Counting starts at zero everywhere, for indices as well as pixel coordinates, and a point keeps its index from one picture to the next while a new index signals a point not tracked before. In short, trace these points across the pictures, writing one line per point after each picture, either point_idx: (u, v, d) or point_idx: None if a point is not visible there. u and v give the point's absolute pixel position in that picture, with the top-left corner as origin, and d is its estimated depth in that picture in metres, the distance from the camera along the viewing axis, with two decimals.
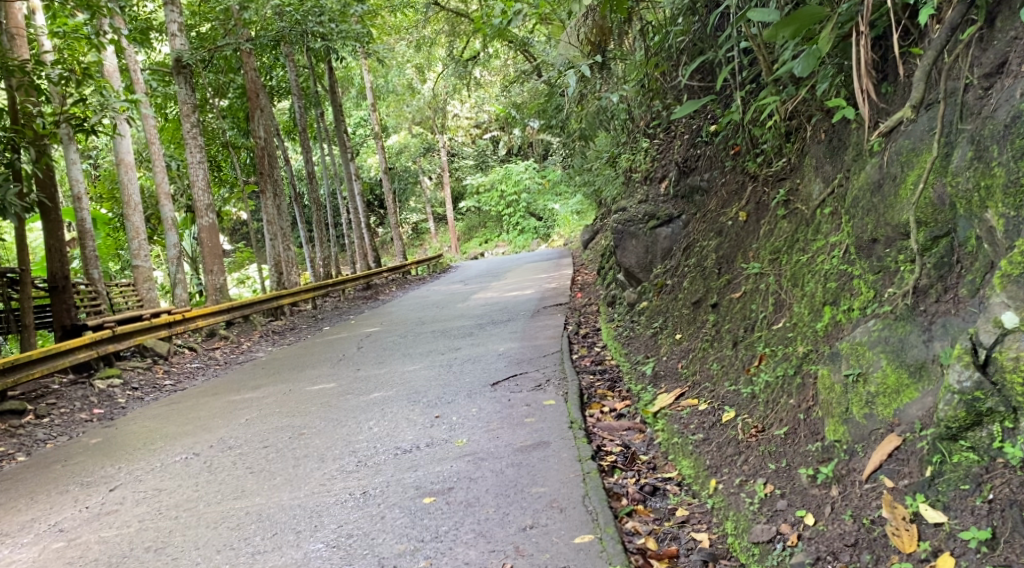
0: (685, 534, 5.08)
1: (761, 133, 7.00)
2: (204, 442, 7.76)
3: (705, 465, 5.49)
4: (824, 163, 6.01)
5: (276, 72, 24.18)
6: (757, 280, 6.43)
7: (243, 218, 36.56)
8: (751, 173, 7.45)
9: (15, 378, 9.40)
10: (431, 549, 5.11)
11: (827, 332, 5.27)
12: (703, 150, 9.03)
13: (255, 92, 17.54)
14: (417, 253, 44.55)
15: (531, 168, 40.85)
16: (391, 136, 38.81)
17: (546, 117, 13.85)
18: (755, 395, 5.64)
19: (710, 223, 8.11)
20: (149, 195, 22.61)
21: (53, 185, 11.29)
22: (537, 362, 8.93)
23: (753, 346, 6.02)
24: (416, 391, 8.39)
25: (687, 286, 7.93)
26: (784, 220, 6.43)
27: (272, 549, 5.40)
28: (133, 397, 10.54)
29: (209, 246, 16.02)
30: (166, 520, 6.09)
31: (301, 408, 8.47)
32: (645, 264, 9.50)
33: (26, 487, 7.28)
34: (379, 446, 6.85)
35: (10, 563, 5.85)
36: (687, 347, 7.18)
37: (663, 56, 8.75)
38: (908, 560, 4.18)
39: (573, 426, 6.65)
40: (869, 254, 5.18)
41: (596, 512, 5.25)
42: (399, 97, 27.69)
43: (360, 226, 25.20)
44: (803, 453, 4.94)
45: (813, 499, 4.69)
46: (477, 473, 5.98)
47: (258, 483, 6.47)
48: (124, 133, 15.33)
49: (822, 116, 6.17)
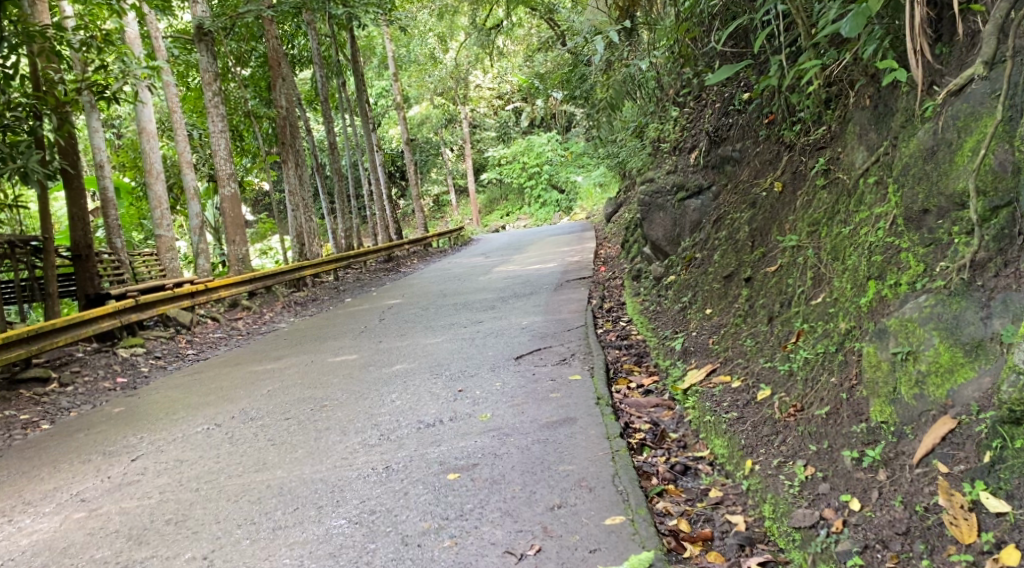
0: (720, 517, 4.90)
1: (800, 100, 6.76)
2: (226, 413, 7.65)
3: (739, 444, 5.30)
4: (868, 130, 5.79)
5: (298, 41, 24.00)
6: (794, 254, 6.19)
7: (265, 189, 36.54)
8: (787, 142, 7.20)
9: (38, 346, 9.30)
10: (456, 528, 4.94)
11: (871, 308, 5.04)
12: (735, 120, 8.77)
13: (277, 61, 17.35)
14: (439, 225, 44.45)
15: (553, 139, 40.47)
16: (413, 107, 38.56)
17: (570, 87, 13.57)
18: (792, 372, 5.43)
19: (743, 195, 7.88)
20: (171, 164, 22.56)
21: (75, 153, 11.10)
22: (561, 336, 8.75)
23: (790, 322, 5.80)
24: (439, 364, 8.24)
25: (718, 259, 7.70)
26: (823, 190, 6.19)
27: (293, 524, 5.26)
28: (156, 366, 10.46)
29: (231, 215, 15.90)
30: (186, 492, 5.98)
31: (322, 380, 8.34)
32: (673, 237, 9.28)
33: (50, 455, 7.20)
34: (402, 420, 6.70)
35: (31, 532, 5.75)
36: (718, 322, 6.96)
37: (695, 21, 8.43)
38: (968, 553, 3.97)
39: (601, 402, 6.47)
40: (919, 225, 4.94)
41: (627, 492, 5.07)
42: (421, 67, 27.41)
43: (382, 198, 25.06)
44: (846, 435, 4.73)
45: (858, 484, 4.50)
46: (503, 450, 5.81)
47: (280, 456, 6.34)
48: (146, 101, 15.16)
49: (867, 81, 5.93)
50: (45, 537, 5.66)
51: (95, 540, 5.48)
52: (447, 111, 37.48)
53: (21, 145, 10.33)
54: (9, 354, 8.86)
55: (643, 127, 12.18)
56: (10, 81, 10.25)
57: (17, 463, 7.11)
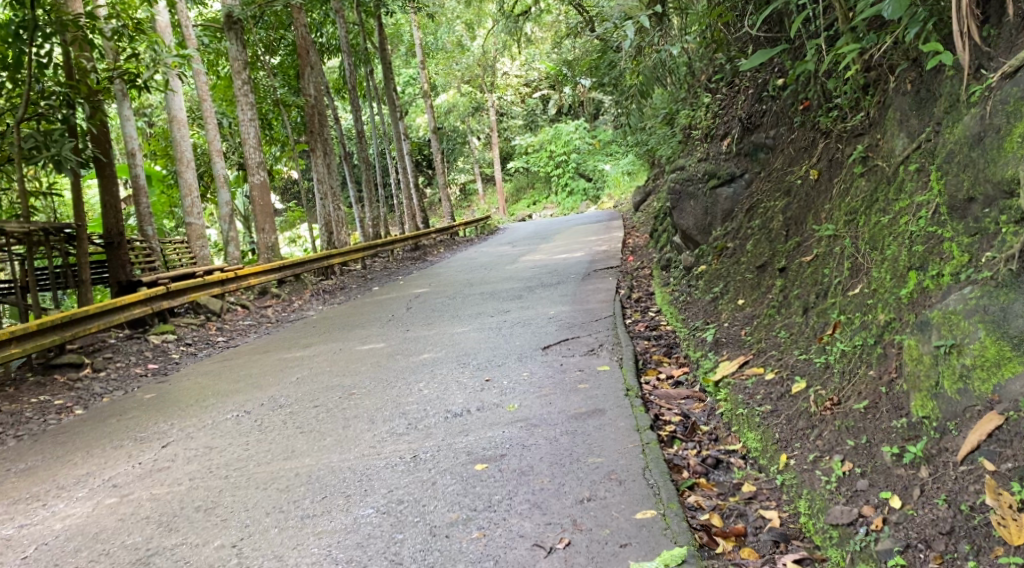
0: (753, 512, 4.80)
1: (836, 86, 6.63)
2: (256, 400, 7.63)
3: (774, 438, 5.19)
4: (909, 116, 5.67)
5: (327, 29, 23.97)
6: (831, 243, 6.05)
7: (294, 177, 36.64)
8: (823, 129, 7.05)
9: (72, 332, 9.34)
10: (485, 520, 4.87)
11: (912, 299, 4.89)
12: (768, 106, 8.63)
13: (306, 49, 17.32)
14: (465, 214, 44.38)
15: (581, 128, 40.17)
16: (440, 96, 38.45)
17: (599, 75, 13.43)
18: (829, 365, 5.31)
19: (776, 183, 7.76)
20: (202, 152, 22.67)
21: (108, 141, 11.21)
22: (589, 326, 8.64)
23: (826, 314, 5.67)
24: (467, 353, 8.17)
25: (750, 248, 7.56)
26: (861, 178, 6.05)
27: (321, 513, 5.21)
28: (187, 353, 10.48)
29: (261, 203, 15.93)
30: (215, 479, 5.95)
31: (350, 368, 8.30)
32: (703, 227, 9.11)
33: (82, 440, 7.21)
34: (430, 409, 6.64)
35: (64, 517, 5.75)
36: (751, 313, 6.83)
37: (728, 5, 8.36)
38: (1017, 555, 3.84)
39: (630, 393, 6.37)
40: (963, 214, 4.81)
41: (658, 486, 4.98)
42: (449, 55, 27.32)
43: (410, 186, 25.00)
44: (886, 430, 4.61)
45: (899, 481, 4.38)
46: (531, 441, 5.73)
47: (309, 444, 6.30)
48: (177, 89, 15.18)
49: (909, 64, 5.82)
50: (78, 522, 5.66)
51: (127, 526, 5.47)
52: (474, 99, 37.34)
53: (55, 133, 10.39)
54: (44, 340, 8.90)
55: (674, 114, 12.04)
56: (44, 70, 10.30)
57: (51, 448, 7.13)
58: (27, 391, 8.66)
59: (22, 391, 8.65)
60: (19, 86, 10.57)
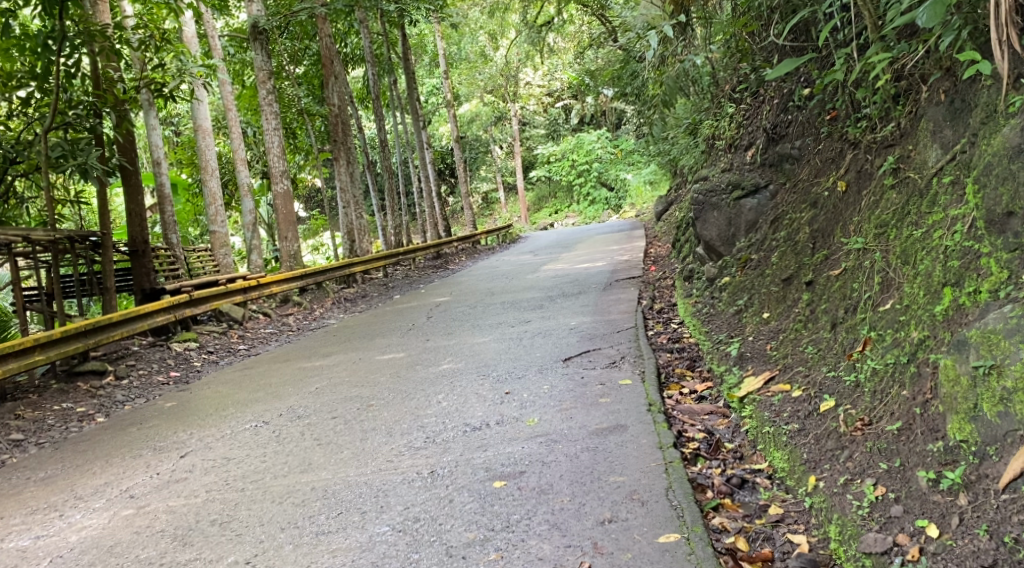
0: (780, 536, 4.65)
1: (866, 96, 6.51)
2: (274, 410, 7.54)
3: (801, 459, 5.03)
4: (943, 127, 5.56)
5: (351, 40, 24.00)
6: (860, 257, 5.88)
7: (317, 185, 36.72)
8: (850, 140, 6.90)
9: (95, 340, 9.29)
10: (502, 541, 4.74)
11: (947, 317, 4.73)
12: (794, 116, 8.51)
13: (330, 59, 17.27)
14: (487, 223, 44.25)
15: (603, 137, 39.98)
16: (463, 105, 38.39)
17: (621, 85, 13.34)
18: (858, 384, 5.15)
19: (803, 194, 7.61)
20: (226, 161, 22.74)
21: (134, 149, 11.19)
22: (610, 338, 8.49)
23: (856, 330, 5.50)
24: (486, 365, 8.05)
25: (776, 260, 7.39)
26: (892, 190, 5.89)
27: (336, 530, 5.09)
28: (208, 360, 10.43)
29: (284, 212, 15.83)
30: (231, 491, 5.86)
31: (370, 378, 8.20)
32: (727, 237, 8.91)
33: (102, 449, 7.15)
34: (448, 422, 6.52)
35: (79, 529, 5.66)
36: (777, 327, 6.67)
37: (753, 14, 8.23)
38: None
39: (652, 409, 6.21)
40: (1002, 229, 4.65)
41: (681, 508, 4.84)
42: (472, 65, 27.39)
43: (432, 195, 24.95)
44: (921, 453, 4.46)
45: (935, 508, 4.23)
46: (551, 457, 5.59)
47: (326, 457, 6.20)
48: (202, 99, 15.16)
49: (942, 74, 5.73)
50: (93, 534, 5.57)
51: (141, 539, 5.37)
52: (497, 109, 37.29)
53: (81, 142, 10.46)
54: (67, 347, 8.85)
55: (698, 124, 11.93)
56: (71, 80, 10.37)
57: (72, 456, 7.07)
58: (50, 398, 8.62)
59: (45, 398, 8.61)
60: (45, 95, 10.61)
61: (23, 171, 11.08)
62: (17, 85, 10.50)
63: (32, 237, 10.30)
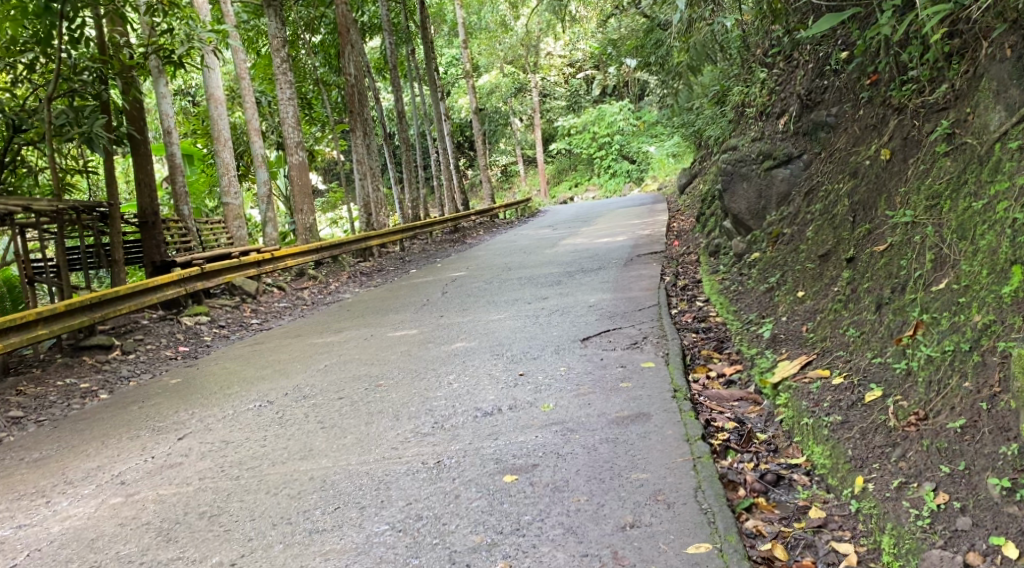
0: (823, 544, 4.19)
1: (918, 54, 5.95)
2: (280, 389, 7.11)
3: (845, 456, 4.55)
4: (1008, 86, 5.05)
5: (367, 8, 23.46)
6: (909, 231, 5.35)
7: (336, 157, 36.33)
8: (896, 105, 6.35)
9: (102, 313, 8.87)
10: (512, 546, 4.30)
11: (1016, 299, 4.26)
12: (832, 81, 7.96)
13: (347, 28, 16.67)
14: (506, 197, 43.70)
15: (625, 108, 39.21)
16: (482, 75, 37.70)
17: (645, 53, 12.77)
18: (910, 372, 4.66)
19: (840, 163, 7.08)
20: (240, 132, 22.28)
21: (144, 118, 10.73)
22: (632, 316, 7.99)
23: (905, 311, 4.98)
24: (500, 344, 7.58)
25: (812, 234, 6.87)
26: (946, 157, 5.38)
27: (331, 528, 4.66)
28: (218, 335, 10.02)
29: (301, 184, 15.28)
30: (226, 480, 5.44)
31: (380, 356, 7.75)
32: (757, 210, 8.37)
33: (98, 429, 6.75)
34: (458, 406, 6.06)
35: (65, 518, 5.26)
36: (813, 308, 6.15)
37: None
38: None
39: (678, 395, 5.73)
40: None
41: (713, 511, 4.37)
42: (491, 35, 26.78)
43: (450, 168, 24.43)
44: (989, 456, 4.01)
45: (1012, 523, 3.79)
46: (567, 449, 5.13)
47: (328, 442, 5.76)
48: (213, 67, 14.62)
49: (1006, 28, 5.20)
50: (77, 525, 5.16)
51: (126, 533, 4.96)
52: (518, 81, 36.60)
53: (87, 110, 10.02)
54: (71, 321, 8.42)
55: (726, 91, 11.39)
56: (76, 44, 9.91)
57: (68, 436, 6.69)
58: (53, 373, 8.24)
59: (47, 374, 8.24)
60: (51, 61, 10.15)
61: (29, 140, 10.64)
62: (21, 51, 10.04)
63: (36, 208, 9.87)
